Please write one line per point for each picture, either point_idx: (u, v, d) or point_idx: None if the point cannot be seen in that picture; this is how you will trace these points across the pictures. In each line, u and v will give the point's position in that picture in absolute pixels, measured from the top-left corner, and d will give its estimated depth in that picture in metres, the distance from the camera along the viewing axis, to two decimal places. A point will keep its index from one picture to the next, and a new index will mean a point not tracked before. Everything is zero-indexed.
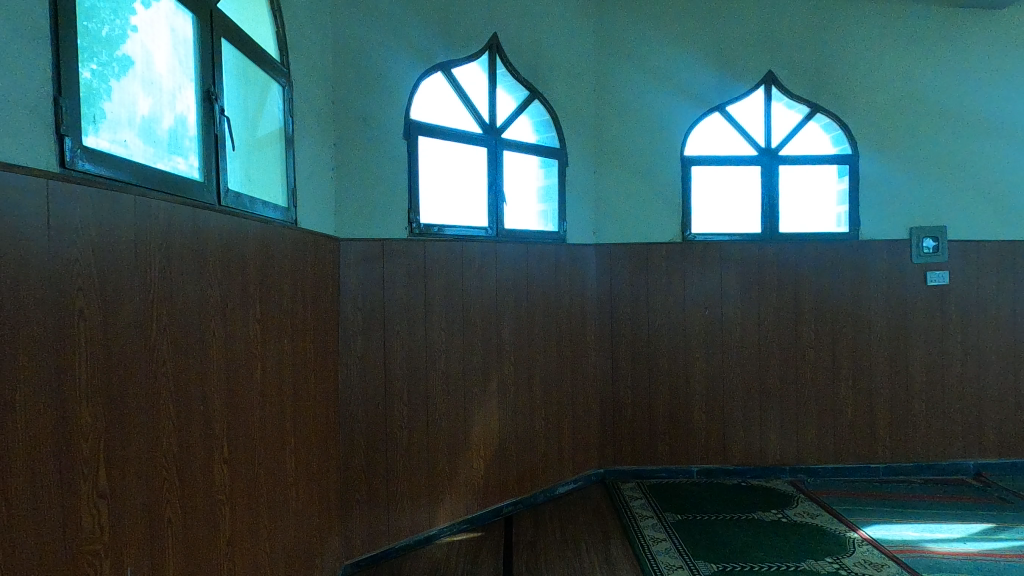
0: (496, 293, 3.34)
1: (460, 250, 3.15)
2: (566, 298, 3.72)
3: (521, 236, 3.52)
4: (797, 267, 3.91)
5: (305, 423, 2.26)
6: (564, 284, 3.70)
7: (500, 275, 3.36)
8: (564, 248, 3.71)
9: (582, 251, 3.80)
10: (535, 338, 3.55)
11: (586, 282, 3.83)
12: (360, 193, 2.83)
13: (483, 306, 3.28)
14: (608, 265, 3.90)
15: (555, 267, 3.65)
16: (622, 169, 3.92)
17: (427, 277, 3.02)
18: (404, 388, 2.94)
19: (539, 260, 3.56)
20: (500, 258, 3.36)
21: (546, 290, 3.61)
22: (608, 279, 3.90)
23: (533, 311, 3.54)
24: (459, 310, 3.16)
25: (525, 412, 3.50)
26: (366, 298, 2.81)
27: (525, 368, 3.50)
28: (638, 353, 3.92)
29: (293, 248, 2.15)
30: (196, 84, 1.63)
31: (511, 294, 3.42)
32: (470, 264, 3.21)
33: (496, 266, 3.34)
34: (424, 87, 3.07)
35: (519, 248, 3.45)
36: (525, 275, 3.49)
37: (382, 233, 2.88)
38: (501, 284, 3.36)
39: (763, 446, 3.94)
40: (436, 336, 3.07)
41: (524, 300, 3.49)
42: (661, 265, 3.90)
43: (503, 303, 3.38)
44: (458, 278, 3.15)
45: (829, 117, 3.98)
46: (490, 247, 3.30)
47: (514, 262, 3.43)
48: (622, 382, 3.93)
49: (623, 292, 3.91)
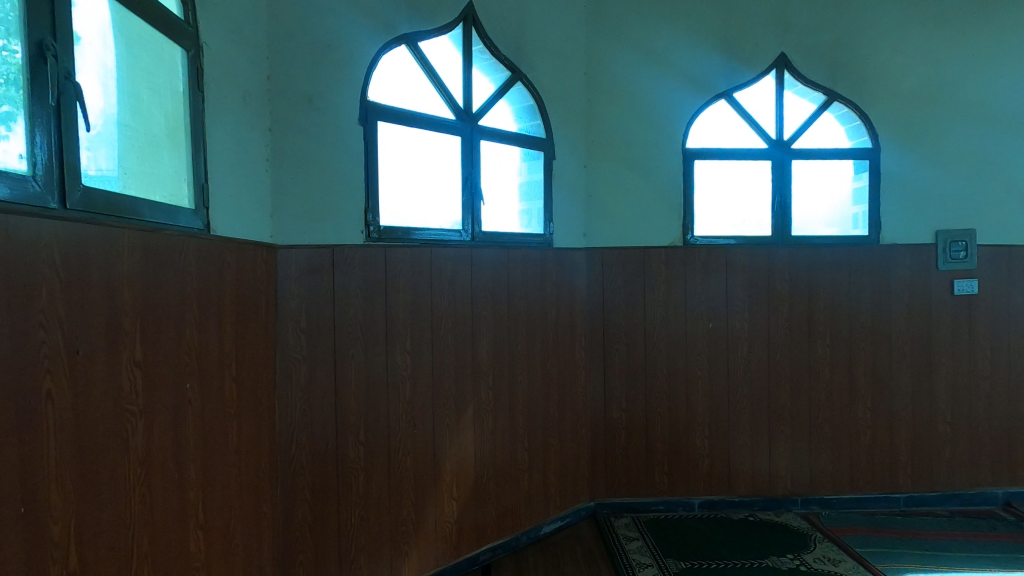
0: (472, 308, 2.86)
1: (428, 257, 2.67)
2: (553, 310, 3.25)
3: (500, 239, 3.04)
4: (810, 274, 3.49)
5: (223, 483, 1.77)
6: (550, 295, 3.23)
7: (477, 286, 2.88)
8: (550, 252, 3.24)
9: (571, 257, 3.34)
10: (517, 358, 3.08)
11: (575, 291, 3.36)
12: (304, 189, 2.33)
13: (457, 324, 2.80)
14: (600, 273, 3.44)
15: (541, 275, 3.19)
16: (615, 163, 3.46)
17: (388, 291, 2.53)
18: (361, 424, 2.46)
19: (522, 267, 3.09)
20: (477, 266, 2.88)
21: (530, 302, 3.14)
22: (600, 288, 3.45)
23: (515, 327, 3.07)
24: (428, 329, 2.68)
25: (506, 443, 3.04)
26: (313, 317, 2.32)
27: (505, 392, 3.03)
28: (634, 372, 3.46)
29: (202, 263, 1.66)
30: (22, 36, 1.13)
31: (490, 308, 2.95)
32: (441, 274, 2.72)
33: (472, 276, 2.86)
34: (386, 63, 2.58)
35: (499, 254, 2.98)
36: (506, 285, 3.02)
37: (333, 238, 2.39)
38: (477, 297, 2.88)
39: (773, 474, 3.52)
40: (400, 360, 2.58)
41: (505, 315, 3.02)
42: (660, 273, 3.45)
43: (480, 319, 2.90)
44: (426, 291, 2.67)
45: (846, 107, 3.55)
46: (464, 254, 2.82)
47: (492, 271, 2.95)
48: (615, 403, 3.48)
49: (617, 303, 3.45)
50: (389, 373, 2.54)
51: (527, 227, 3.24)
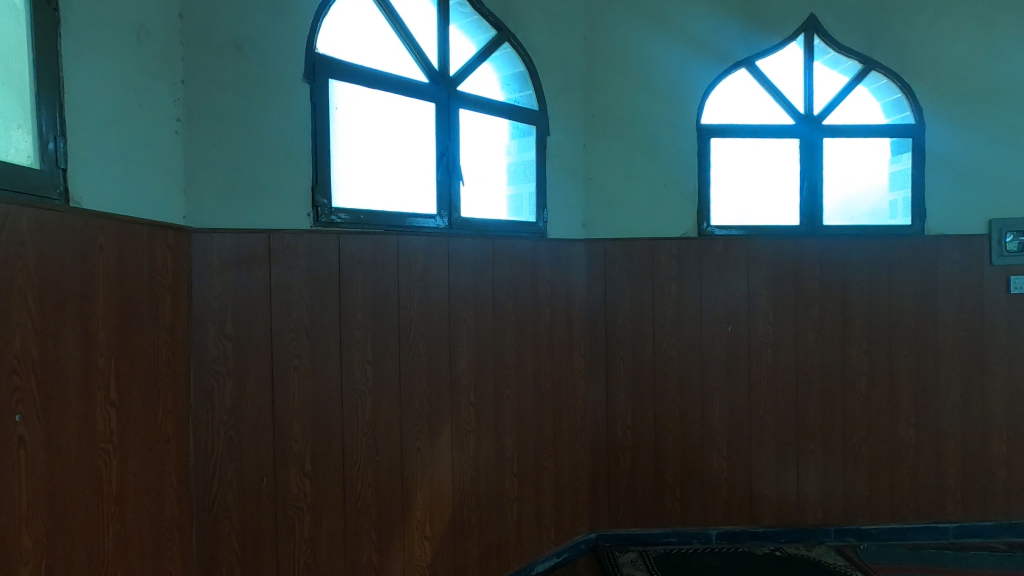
0: (448, 309, 2.39)
1: (392, 247, 2.19)
2: (546, 312, 2.78)
3: (484, 228, 2.58)
4: (844, 271, 3.02)
5: (89, 547, 1.30)
6: (543, 294, 2.76)
7: (453, 283, 2.41)
8: (543, 245, 2.77)
9: (567, 250, 2.88)
10: (503, 368, 2.61)
11: (572, 290, 2.90)
12: (231, 160, 1.86)
13: (430, 328, 2.33)
14: (601, 268, 2.97)
15: (532, 271, 2.72)
16: (619, 142, 3.00)
17: (342, 288, 2.06)
18: (307, 452, 1.98)
19: (509, 261, 2.62)
20: (454, 259, 2.41)
21: (520, 303, 2.67)
22: (601, 286, 2.97)
23: (502, 332, 2.60)
24: (393, 335, 2.20)
25: (490, 470, 2.57)
26: (241, 320, 1.85)
27: (490, 409, 2.56)
28: (641, 383, 3.00)
29: (40, 244, 1.19)
30: None
31: (470, 310, 2.47)
32: (409, 268, 2.25)
33: (448, 271, 2.39)
34: (340, 10, 2.11)
35: (481, 245, 2.51)
36: (490, 283, 2.54)
37: (269, 222, 1.92)
38: (454, 296, 2.41)
39: (802, 501, 3.04)
40: (357, 374, 2.10)
41: (488, 317, 2.54)
42: (670, 269, 2.99)
43: (458, 322, 2.43)
44: (390, 289, 2.19)
45: (884, 77, 3.09)
46: (438, 245, 2.35)
47: (473, 266, 2.48)
48: (619, 419, 3.00)
49: (620, 304, 2.98)
50: (344, 389, 2.07)
51: (515, 215, 2.77)
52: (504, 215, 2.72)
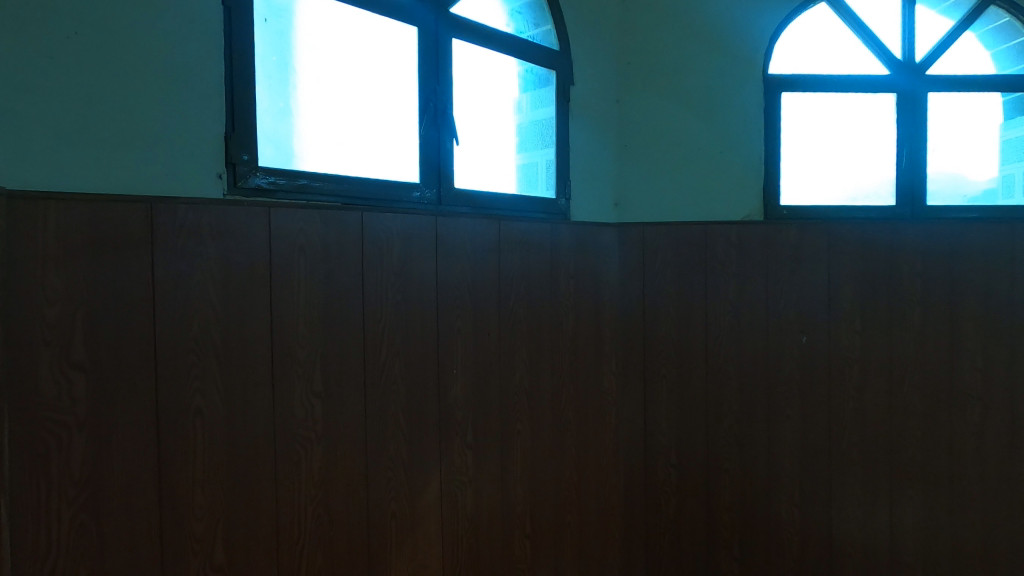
0: (436, 317, 1.72)
1: (352, 228, 1.52)
2: (569, 318, 2.11)
3: (488, 205, 1.92)
4: (954, 264, 2.30)
5: None
6: (563, 295, 2.09)
7: (441, 280, 1.73)
8: (565, 229, 2.09)
9: (596, 237, 2.21)
10: (513, 396, 1.93)
11: (600, 290, 2.24)
12: (87, 84, 1.16)
13: (410, 345, 1.66)
14: (636, 261, 2.32)
15: (550, 265, 2.04)
16: (662, 99, 2.33)
17: (274, 288, 1.39)
18: (217, 538, 1.31)
19: (520, 251, 1.94)
20: (442, 246, 1.73)
21: (533, 307, 1.99)
22: (638, 285, 2.32)
23: (511, 346, 1.93)
24: (353, 355, 1.54)
25: (495, 533, 1.89)
26: (102, 340, 1.17)
27: (494, 452, 1.88)
28: (688, 409, 2.34)
29: None
30: None
31: (468, 317, 1.80)
32: (377, 259, 1.58)
33: (434, 264, 1.71)
34: None
35: (481, 229, 1.83)
36: (494, 280, 1.87)
37: (155, 187, 1.25)
38: (443, 299, 1.73)
39: (896, 564, 2.35)
40: (298, 414, 1.44)
41: (491, 325, 1.86)
42: (727, 262, 2.31)
43: (448, 335, 1.75)
44: (350, 288, 1.53)
45: (1007, 13, 2.39)
46: (420, 226, 1.67)
47: (469, 257, 1.80)
48: (659, 455, 2.35)
49: (663, 308, 2.33)
50: (278, 438, 1.40)
51: (529, 190, 2.09)
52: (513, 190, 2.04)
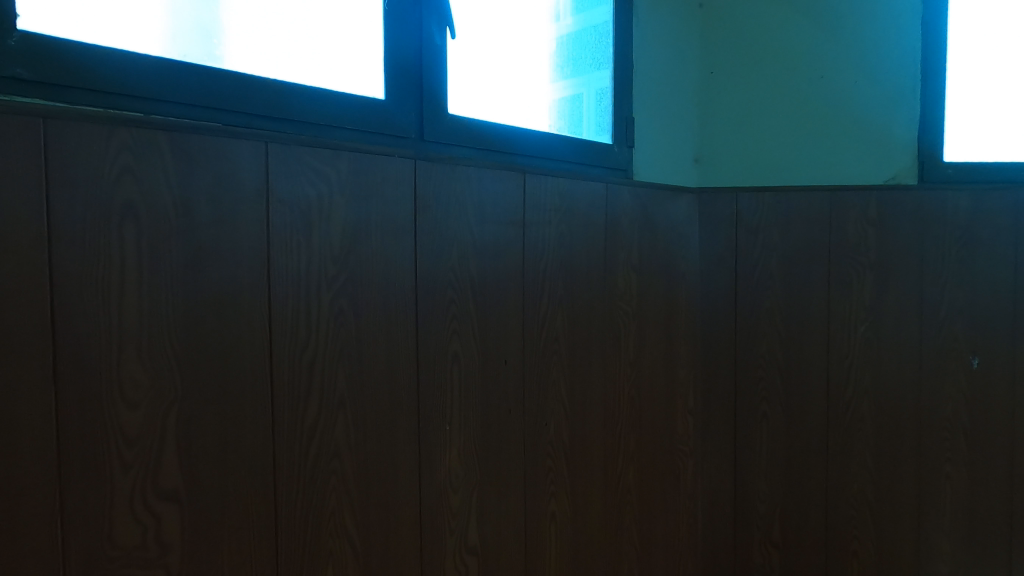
0: (413, 337, 0.99)
1: (244, 172, 0.80)
2: (629, 332, 1.37)
3: (513, 149, 1.16)
4: None
5: None
6: (621, 297, 1.34)
7: (424, 271, 1.00)
8: (624, 193, 1.34)
9: (670, 209, 1.46)
10: (543, 461, 1.20)
11: (674, 289, 1.49)
12: None
13: (366, 390, 0.93)
14: (726, 245, 1.57)
15: (602, 249, 1.29)
16: (765, 4, 1.58)
17: (60, 291, 0.67)
18: None
19: (558, 225, 1.21)
20: (425, 213, 0.99)
21: (575, 316, 1.25)
22: (729, 280, 1.58)
23: (542, 381, 1.19)
24: (249, 415, 0.81)
25: None
26: None
27: (513, 553, 1.15)
28: (800, 465, 1.59)
29: None
30: None
31: (470, 335, 1.07)
32: (297, 231, 0.85)
33: (412, 243, 0.98)
34: None
35: (492, 185, 1.09)
36: (514, 274, 1.13)
37: None
38: (426, 305, 1.00)
39: None
40: (126, 544, 0.72)
41: (507, 348, 1.12)
42: (862, 247, 1.54)
43: (433, 367, 1.01)
44: (243, 289, 0.80)
45: None
46: (382, 175, 0.94)
47: (473, 232, 1.07)
48: (755, 528, 1.62)
49: (764, 316, 1.57)
50: None
51: (573, 132, 1.33)
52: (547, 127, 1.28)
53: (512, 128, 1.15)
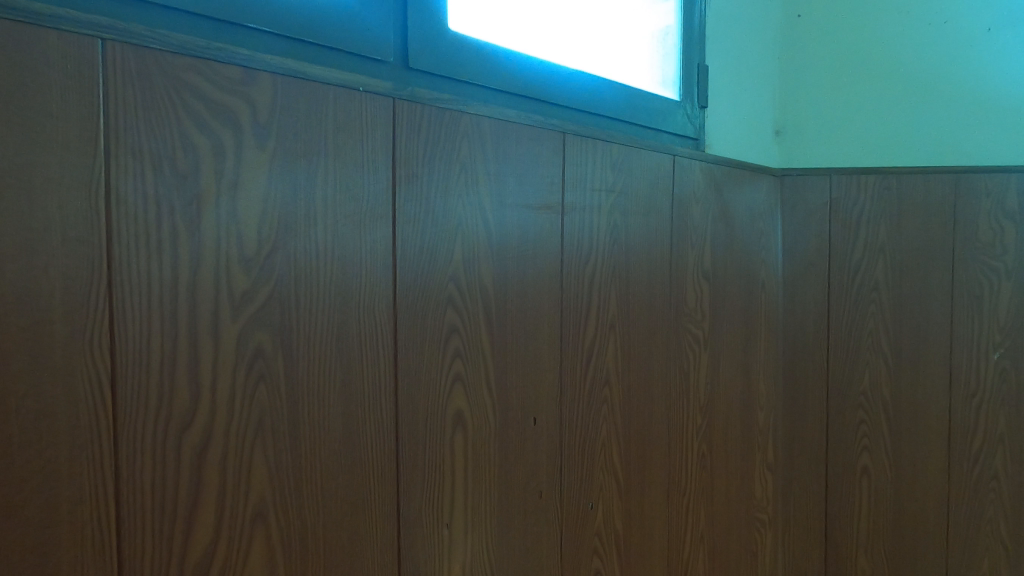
0: (388, 393, 0.60)
1: (48, 89, 0.41)
2: (699, 365, 0.99)
3: (550, 97, 0.77)
4: None
5: None
6: (689, 317, 0.96)
7: (404, 282, 0.61)
8: (696, 170, 0.95)
9: (748, 196, 1.08)
10: (585, 562, 0.81)
11: (752, 304, 1.10)
12: None
13: (302, 489, 0.54)
14: (817, 247, 1.19)
15: (668, 250, 0.91)
16: None
17: None
18: None
19: (609, 213, 0.82)
20: (408, 184, 0.60)
21: (631, 345, 0.86)
22: (820, 292, 1.19)
23: (583, 444, 0.80)
24: (59, 564, 0.42)
25: None
26: None
27: None
28: (912, 541, 1.18)
29: None
30: None
31: (479, 384, 0.68)
32: (169, 208, 0.46)
33: (386, 235, 0.59)
34: None
35: (515, 146, 0.70)
36: (546, 286, 0.74)
37: None
38: (408, 338, 0.61)
39: None
40: None
41: (534, 400, 0.73)
42: (996, 247, 1.11)
43: (417, 440, 0.62)
44: (46, 320, 0.41)
45: None
46: (333, 117, 0.55)
47: (486, 219, 0.67)
48: None
49: (866, 339, 1.18)
50: None
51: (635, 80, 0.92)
52: (605, 72, 0.87)
53: (545, 62, 0.76)
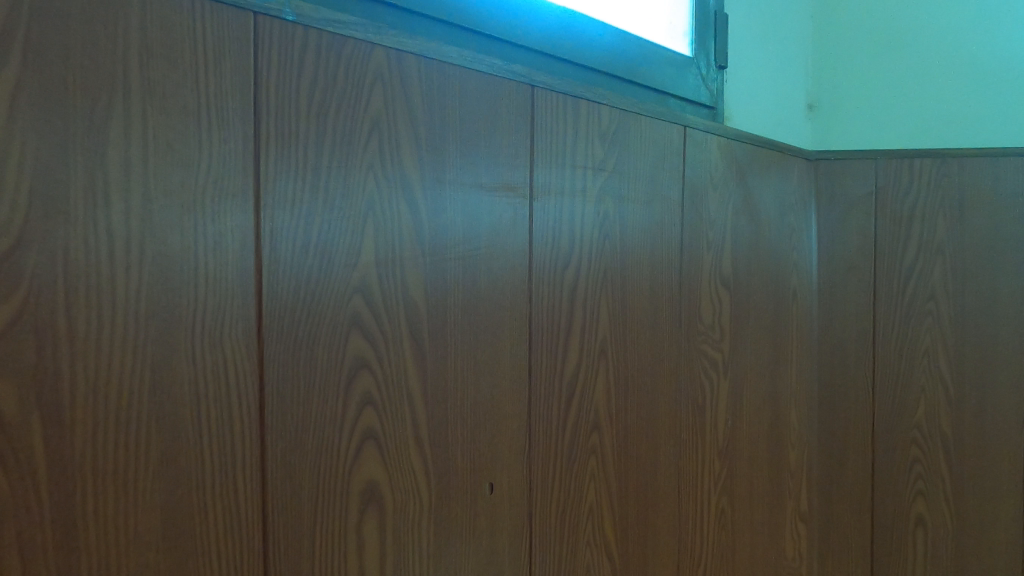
0: (250, 465, 0.39)
1: None
2: (717, 397, 0.77)
3: (513, 40, 0.56)
4: None
5: None
6: (704, 335, 0.75)
7: (277, 293, 0.40)
8: (712, 147, 0.74)
9: (777, 183, 0.87)
10: None
11: (782, 317, 0.89)
12: None
13: None
14: (859, 247, 0.97)
15: (676, 249, 0.70)
16: None
17: None
18: None
19: (598, 199, 0.61)
20: (281, 146, 0.40)
21: (629, 376, 0.65)
22: (862, 302, 0.97)
23: (560, 514, 0.58)
24: None
25: None
26: None
27: None
28: None
29: None
30: None
31: (403, 442, 0.47)
32: None
33: (242, 222, 0.38)
34: None
35: (456, 100, 0.49)
36: (507, 299, 0.53)
37: None
38: (282, 379, 0.40)
39: None
40: None
41: (488, 458, 0.52)
42: None
43: (299, 532, 0.41)
44: None
45: None
46: (141, 32, 0.34)
47: (412, 203, 0.47)
48: None
49: (921, 360, 0.96)
50: None
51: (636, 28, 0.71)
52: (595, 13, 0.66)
53: None
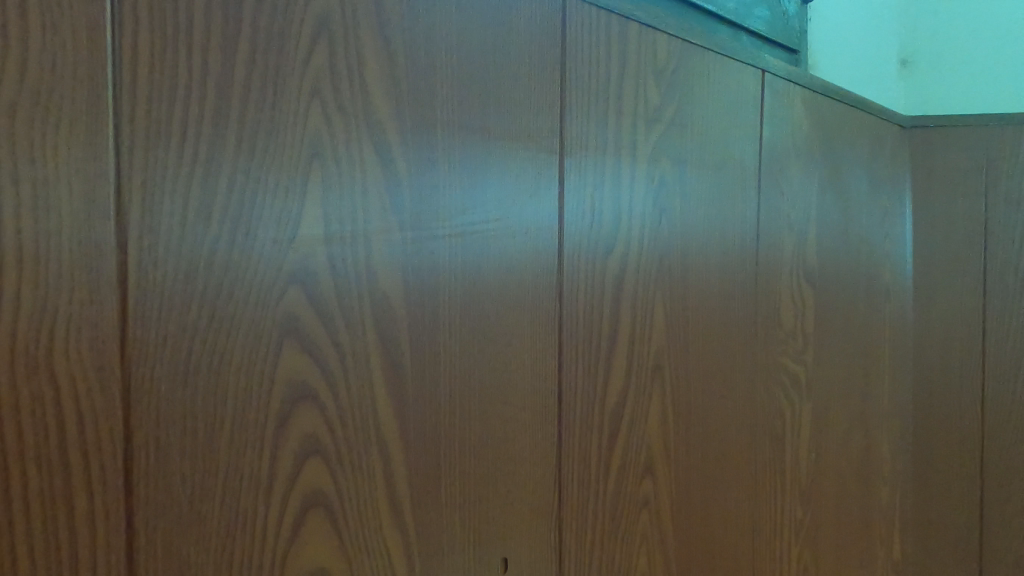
0: (104, 562, 0.24)
1: None
2: (799, 424, 0.60)
3: None
4: None
5: None
6: (785, 344, 0.58)
7: (153, 281, 0.25)
8: (796, 102, 0.57)
9: (869, 153, 0.69)
10: None
11: (872, 321, 0.71)
12: None
13: None
14: (963, 235, 0.79)
15: (751, 231, 0.53)
16: None
17: None
18: None
19: (651, 160, 0.45)
20: (161, 45, 0.25)
21: (691, 399, 0.49)
22: (968, 303, 0.79)
23: None
24: None
25: None
26: None
27: None
28: None
29: None
30: None
31: (370, 509, 0.31)
32: None
33: (89, 163, 0.23)
34: None
35: (452, 3, 0.34)
36: (526, 296, 0.37)
37: None
38: (164, 420, 0.25)
39: None
40: None
41: (500, 523, 0.37)
42: None
43: None
44: None
45: None
46: None
47: (384, 151, 0.31)
48: None
49: None
50: None
51: None
52: None
53: None
